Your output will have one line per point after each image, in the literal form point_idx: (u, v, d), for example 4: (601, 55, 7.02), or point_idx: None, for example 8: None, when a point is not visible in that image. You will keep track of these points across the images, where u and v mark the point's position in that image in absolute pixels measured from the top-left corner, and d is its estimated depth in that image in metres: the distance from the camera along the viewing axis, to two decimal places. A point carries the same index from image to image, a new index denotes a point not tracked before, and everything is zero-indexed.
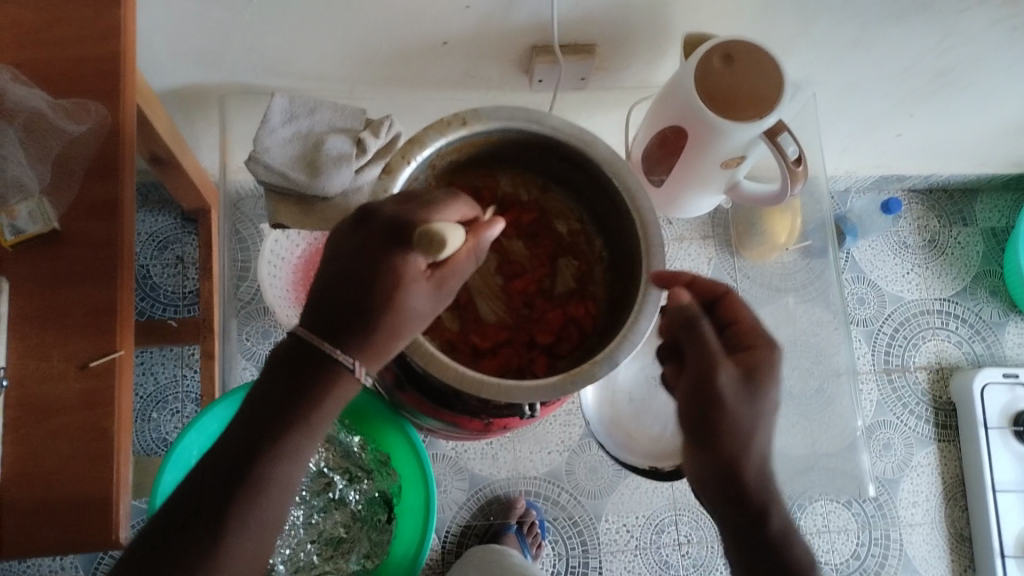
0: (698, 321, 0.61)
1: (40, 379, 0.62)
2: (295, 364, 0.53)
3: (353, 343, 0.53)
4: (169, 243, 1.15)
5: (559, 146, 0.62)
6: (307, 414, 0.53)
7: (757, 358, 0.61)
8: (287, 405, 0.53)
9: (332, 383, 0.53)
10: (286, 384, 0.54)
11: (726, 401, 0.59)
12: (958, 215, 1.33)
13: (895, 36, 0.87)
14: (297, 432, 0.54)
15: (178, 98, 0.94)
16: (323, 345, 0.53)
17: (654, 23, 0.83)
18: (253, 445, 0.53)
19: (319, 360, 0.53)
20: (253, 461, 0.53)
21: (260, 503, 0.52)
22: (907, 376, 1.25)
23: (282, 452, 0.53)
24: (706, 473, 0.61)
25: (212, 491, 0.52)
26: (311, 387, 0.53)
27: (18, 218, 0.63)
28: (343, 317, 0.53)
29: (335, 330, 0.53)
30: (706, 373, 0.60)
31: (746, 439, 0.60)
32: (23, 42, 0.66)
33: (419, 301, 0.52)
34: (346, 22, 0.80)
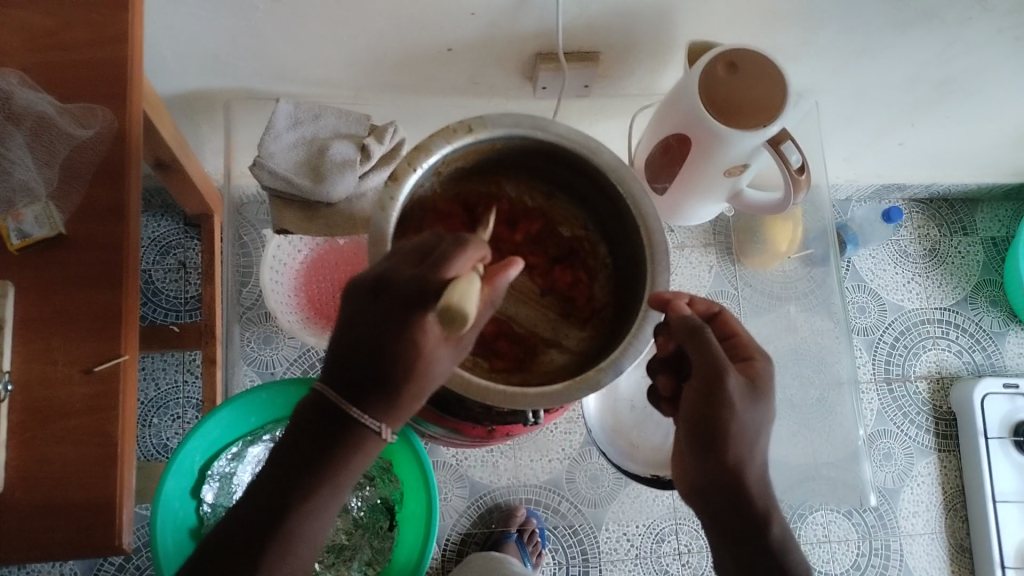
0: (704, 330, 0.58)
1: (45, 382, 0.62)
2: (320, 425, 0.52)
3: (378, 408, 0.51)
4: (171, 248, 1.15)
5: (563, 152, 0.62)
6: (334, 475, 0.53)
7: (756, 368, 0.61)
8: (313, 464, 0.53)
9: (360, 445, 0.52)
10: (312, 442, 0.53)
11: (733, 406, 0.58)
12: (958, 224, 1.33)
13: (898, 45, 0.88)
14: (325, 490, 0.53)
15: (184, 103, 0.94)
16: (348, 409, 0.51)
17: (659, 31, 0.83)
18: (284, 505, 0.53)
19: (345, 424, 0.52)
20: (282, 519, 0.53)
21: (290, 556, 0.54)
22: (908, 386, 1.25)
23: (310, 509, 0.53)
24: (705, 481, 0.61)
25: (243, 546, 0.53)
26: (338, 447, 0.52)
27: (24, 222, 0.64)
28: (365, 384, 0.51)
29: (358, 392, 0.51)
30: (715, 378, 0.58)
31: (751, 444, 0.60)
32: (31, 46, 0.67)
33: (442, 362, 0.50)
34: (353, 30, 0.80)
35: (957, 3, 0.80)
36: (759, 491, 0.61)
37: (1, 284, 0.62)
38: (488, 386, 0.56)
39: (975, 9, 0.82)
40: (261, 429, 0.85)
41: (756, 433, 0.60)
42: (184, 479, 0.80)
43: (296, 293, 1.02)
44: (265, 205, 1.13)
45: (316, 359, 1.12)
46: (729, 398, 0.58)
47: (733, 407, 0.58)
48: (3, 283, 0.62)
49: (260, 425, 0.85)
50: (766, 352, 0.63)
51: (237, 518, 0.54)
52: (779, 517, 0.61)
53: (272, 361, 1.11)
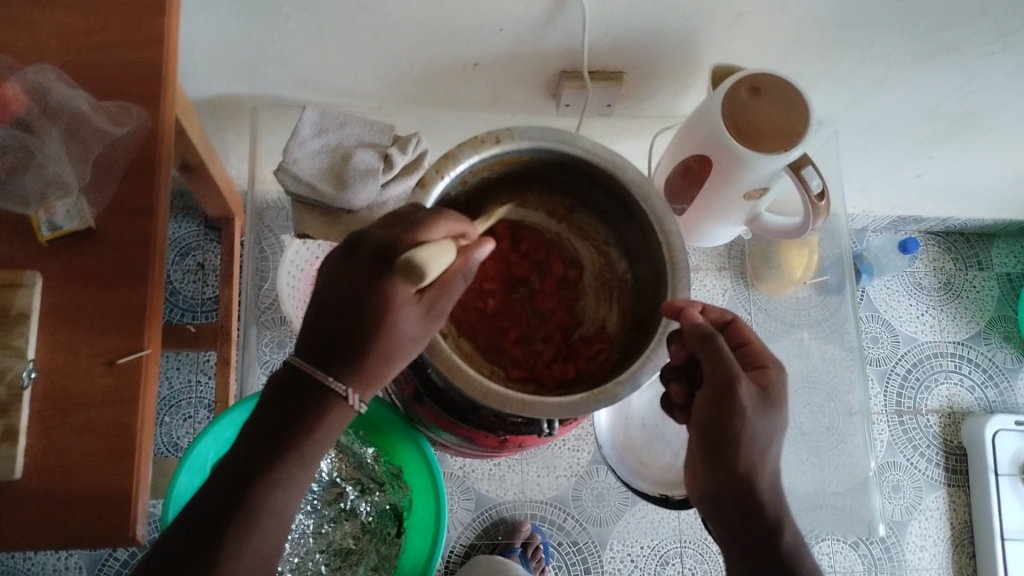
0: (716, 338, 0.57)
1: (68, 373, 0.63)
2: (293, 393, 0.55)
3: (346, 372, 0.54)
4: (191, 250, 1.16)
5: (588, 167, 0.63)
6: (302, 442, 0.55)
7: (769, 376, 0.61)
8: (283, 434, 0.55)
9: (329, 411, 0.55)
10: (283, 412, 0.55)
11: (745, 415, 0.58)
12: (973, 259, 1.33)
13: (920, 78, 0.89)
14: (293, 460, 0.55)
15: (212, 108, 0.96)
16: (319, 375, 0.54)
17: (683, 54, 0.84)
18: (248, 475, 0.54)
19: (317, 392, 0.55)
20: (249, 487, 0.54)
21: (254, 531, 0.53)
22: (919, 419, 1.24)
23: (277, 480, 0.54)
24: (717, 489, 0.61)
25: (208, 520, 0.53)
26: (308, 415, 0.55)
27: (56, 215, 0.65)
28: (337, 348, 0.54)
29: (334, 360, 0.54)
30: (728, 387, 0.58)
31: (763, 451, 0.59)
32: (69, 45, 0.68)
33: (410, 325, 0.53)
34: (383, 43, 0.82)
35: (980, 37, 0.81)
36: (772, 499, 0.60)
37: (30, 274, 0.63)
38: (506, 393, 0.56)
39: (998, 44, 0.83)
40: None
41: (768, 442, 0.59)
42: (197, 475, 0.81)
43: None
44: (286, 211, 1.14)
45: None
46: (742, 406, 0.58)
47: (746, 415, 0.58)
48: (32, 273, 0.64)
49: None
50: (780, 360, 0.63)
51: (203, 495, 0.55)
52: (790, 522, 0.61)
53: None
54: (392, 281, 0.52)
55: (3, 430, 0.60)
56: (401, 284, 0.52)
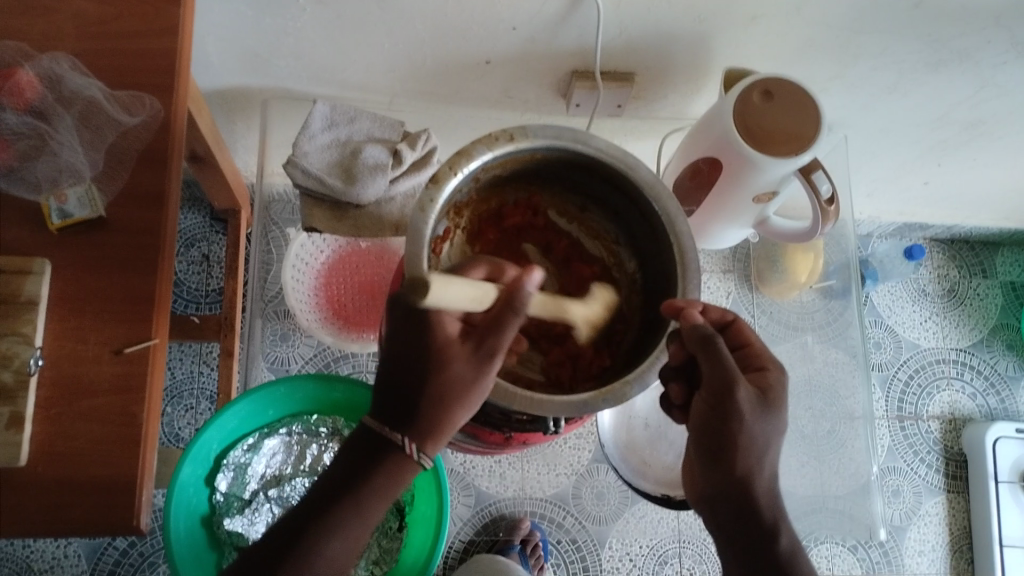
0: (716, 340, 0.56)
1: (76, 360, 0.63)
2: (360, 446, 0.59)
3: (405, 424, 0.57)
4: (197, 242, 1.16)
5: (601, 166, 0.63)
6: (364, 493, 0.58)
7: (769, 378, 0.61)
8: (348, 485, 0.58)
9: (389, 463, 0.58)
10: (350, 463, 0.58)
11: (742, 419, 0.57)
12: (978, 267, 1.34)
13: (931, 85, 0.89)
14: (354, 511, 0.58)
15: (222, 99, 0.96)
16: (381, 428, 0.57)
17: (696, 55, 0.84)
18: (310, 520, 0.58)
19: (380, 446, 0.58)
20: (309, 531, 0.57)
21: (308, 574, 0.57)
22: (919, 425, 1.24)
23: (336, 526, 0.57)
24: (714, 490, 0.61)
25: (271, 559, 0.57)
26: (372, 467, 0.58)
27: (67, 203, 0.65)
28: (395, 401, 0.57)
29: (394, 415, 0.57)
30: (726, 392, 0.57)
31: (761, 456, 0.59)
32: (83, 33, 0.68)
33: (460, 368, 0.55)
34: (396, 38, 0.82)
35: (992, 46, 0.81)
36: (769, 503, 0.61)
37: (39, 261, 0.63)
38: (515, 391, 0.56)
39: (1010, 53, 0.83)
40: (278, 422, 0.86)
41: (766, 444, 0.59)
42: (200, 466, 0.81)
43: (317, 293, 1.04)
44: (292, 205, 1.15)
45: (332, 358, 1.12)
46: (739, 410, 0.57)
47: (744, 419, 0.57)
48: (42, 260, 0.63)
49: (277, 418, 0.86)
50: (779, 361, 0.63)
51: (274, 533, 0.59)
52: (786, 526, 0.61)
53: (288, 359, 1.11)
54: (434, 324, 0.55)
55: (9, 417, 0.60)
56: (444, 328, 0.55)
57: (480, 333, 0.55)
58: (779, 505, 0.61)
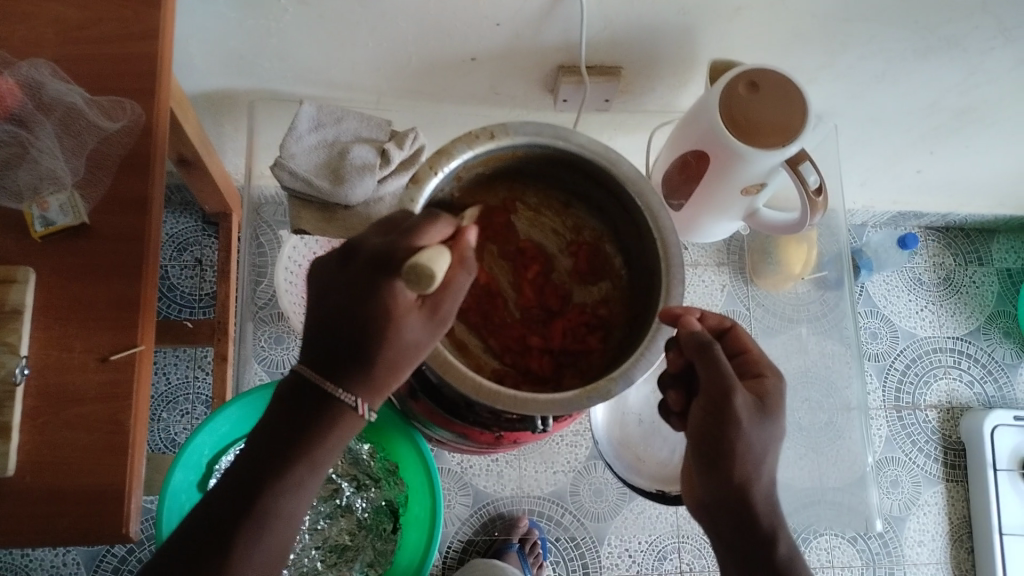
0: (712, 346, 0.58)
1: (61, 369, 0.63)
2: (300, 399, 0.54)
3: (354, 381, 0.52)
4: (188, 245, 1.16)
5: (583, 162, 0.63)
6: (312, 451, 0.54)
7: (767, 385, 0.61)
8: (290, 441, 0.54)
9: (336, 420, 0.53)
10: (292, 419, 0.54)
11: (740, 425, 0.58)
12: (973, 255, 1.33)
13: (919, 73, 0.88)
14: (300, 468, 0.54)
15: (209, 102, 0.96)
16: (324, 385, 0.53)
17: (681, 48, 0.84)
18: (258, 481, 0.54)
19: (322, 401, 0.53)
20: (257, 493, 0.54)
21: (265, 534, 0.54)
22: (917, 415, 1.24)
23: (286, 487, 0.54)
24: (713, 498, 0.61)
25: (219, 522, 0.54)
26: (315, 422, 0.53)
27: (48, 210, 0.64)
28: (336, 359, 0.52)
29: (337, 372, 0.52)
30: (723, 398, 0.57)
31: (758, 464, 0.59)
32: (63, 38, 0.68)
33: (413, 331, 0.51)
34: (380, 37, 0.81)
35: (979, 32, 0.81)
36: (766, 509, 0.61)
37: (23, 270, 0.63)
38: (500, 390, 0.56)
39: (997, 39, 0.82)
40: None
41: (763, 453, 0.59)
42: (191, 472, 0.80)
43: None
44: (283, 207, 1.14)
45: None
46: (737, 416, 0.57)
47: (741, 426, 0.58)
48: (26, 269, 0.63)
49: None
50: (777, 368, 0.63)
51: (216, 492, 0.55)
52: (785, 534, 0.61)
53: (283, 361, 1.10)
54: (389, 284, 0.50)
55: None
56: (401, 289, 0.50)
57: (437, 296, 0.51)
58: (777, 514, 0.61)
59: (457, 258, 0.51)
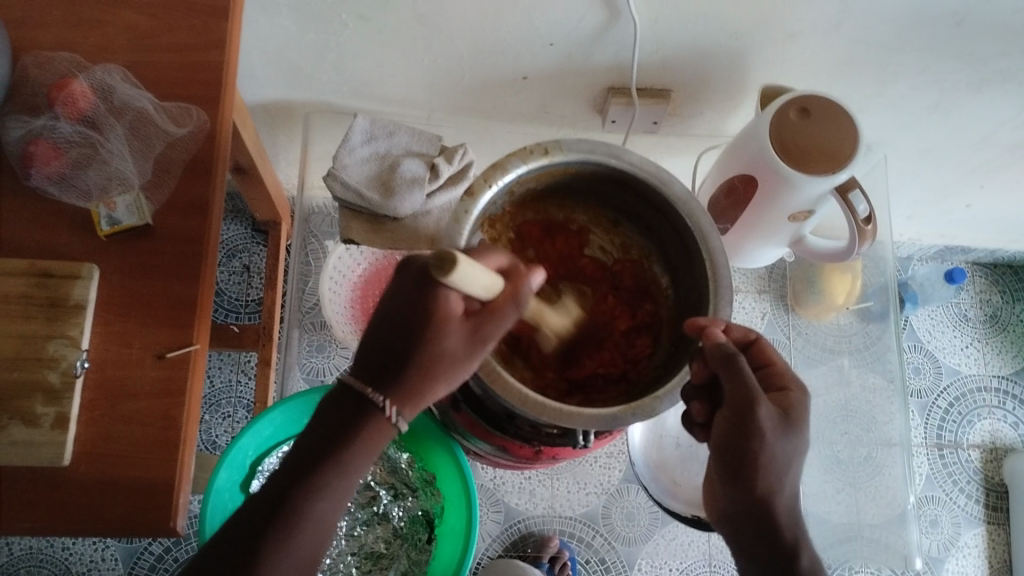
0: (737, 358, 0.56)
1: (119, 365, 0.65)
2: (338, 406, 0.56)
3: (391, 388, 0.54)
4: (238, 252, 1.18)
5: (635, 182, 0.64)
6: (345, 455, 0.55)
7: (791, 399, 0.60)
8: (326, 446, 0.55)
9: (371, 425, 0.55)
10: (329, 423, 0.55)
11: (764, 437, 0.57)
12: (1022, 293, 1.31)
13: (974, 106, 0.88)
14: (335, 473, 0.55)
15: (266, 112, 0.99)
16: (362, 389, 0.54)
17: (733, 72, 0.84)
18: (293, 483, 0.54)
19: (358, 407, 0.55)
20: (290, 496, 0.54)
21: (295, 537, 0.54)
22: (959, 453, 1.21)
23: (318, 490, 0.54)
24: (733, 508, 0.61)
25: (249, 529, 0.54)
26: (351, 427, 0.55)
27: (116, 210, 0.67)
28: (378, 367, 0.54)
29: (376, 379, 0.54)
30: (747, 409, 0.57)
31: (781, 475, 0.59)
32: (135, 45, 0.71)
33: (453, 341, 0.53)
34: (436, 53, 0.83)
35: None
36: (789, 521, 0.61)
37: (88, 266, 0.65)
38: (545, 403, 0.56)
39: None
40: None
41: (786, 464, 0.59)
42: (235, 473, 0.82)
43: (353, 305, 1.05)
44: (331, 216, 1.17)
45: None
46: (759, 428, 0.57)
47: (765, 438, 0.57)
48: (89, 265, 0.65)
49: None
50: (802, 384, 0.62)
51: (250, 501, 0.55)
52: (808, 549, 0.61)
53: (324, 369, 1.11)
54: (437, 293, 0.52)
55: (54, 418, 0.62)
56: (447, 300, 0.52)
57: (481, 316, 0.54)
58: (800, 528, 0.61)
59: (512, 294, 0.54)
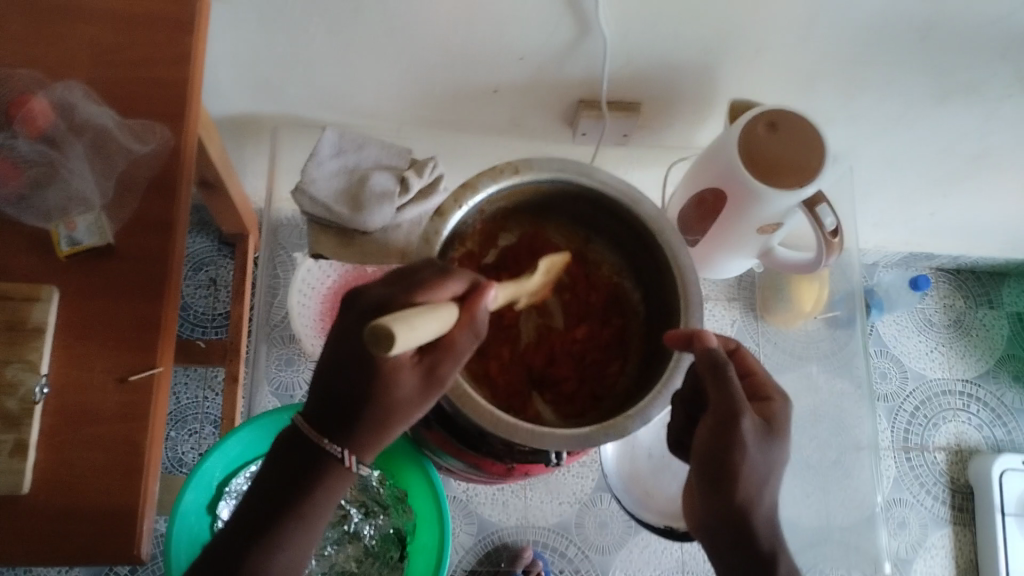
0: (725, 366, 0.57)
1: (81, 388, 0.63)
2: (293, 451, 0.57)
3: (342, 435, 0.55)
4: (204, 265, 1.17)
5: (606, 200, 0.64)
6: (304, 503, 0.56)
7: (774, 408, 0.62)
8: (285, 500, 0.56)
9: (329, 472, 0.56)
10: (284, 474, 0.56)
11: (746, 448, 0.57)
12: (984, 297, 1.33)
13: (936, 117, 0.89)
14: (295, 517, 0.56)
15: (232, 124, 0.97)
16: (319, 439, 0.56)
17: (702, 86, 0.85)
18: (255, 532, 0.56)
19: (314, 453, 0.56)
20: (253, 546, 0.55)
21: None
22: (926, 456, 1.23)
23: (280, 540, 0.56)
24: (713, 519, 0.60)
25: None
26: (308, 478, 0.56)
27: (75, 231, 0.65)
28: (335, 415, 0.55)
29: (332, 426, 0.55)
30: (730, 419, 0.57)
31: (760, 485, 0.59)
32: (96, 61, 0.69)
33: (407, 386, 0.53)
34: (406, 67, 0.83)
35: (998, 79, 0.82)
36: (766, 530, 0.60)
37: (47, 288, 0.63)
38: (516, 423, 0.56)
39: (1015, 87, 0.83)
40: None
41: (767, 475, 0.59)
42: (202, 494, 0.80)
43: (323, 318, 1.03)
44: (300, 229, 1.13)
45: None
46: (742, 439, 0.57)
47: (746, 448, 0.57)
48: (50, 287, 0.64)
49: None
50: (784, 393, 0.64)
51: (213, 550, 0.57)
52: (786, 557, 0.60)
53: (293, 384, 1.08)
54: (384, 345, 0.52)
55: (14, 444, 0.60)
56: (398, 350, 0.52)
57: (436, 357, 0.53)
58: (777, 536, 0.61)
59: (469, 322, 0.52)
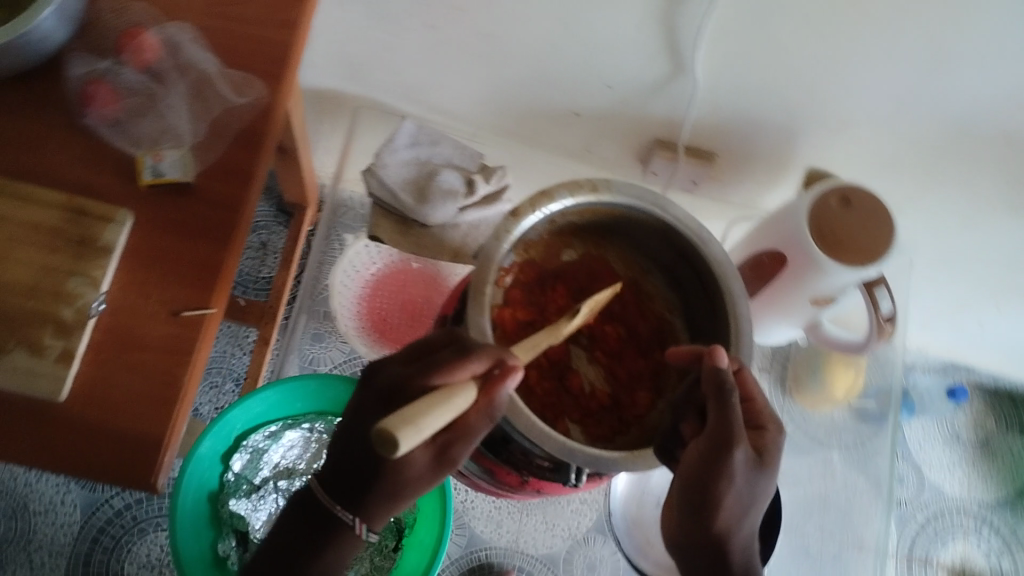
0: (731, 391, 0.55)
1: (135, 312, 0.65)
2: (310, 513, 0.56)
3: (351, 505, 0.54)
4: (257, 228, 1.19)
5: (674, 234, 0.64)
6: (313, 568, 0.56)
7: (767, 439, 0.57)
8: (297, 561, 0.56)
9: (339, 539, 0.55)
10: (298, 534, 0.56)
11: (734, 479, 0.53)
12: (1017, 423, 1.31)
13: (1006, 226, 0.89)
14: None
15: (317, 98, 1.00)
16: (330, 504, 0.55)
17: (781, 147, 0.85)
18: None
19: (329, 520, 0.55)
20: None
21: None
22: (927, 570, 1.21)
23: None
24: (688, 540, 0.57)
25: None
26: (320, 543, 0.55)
27: (162, 162, 0.68)
28: (344, 486, 0.54)
29: (340, 494, 0.54)
30: (724, 448, 0.53)
31: (741, 516, 0.55)
32: (211, 9, 0.72)
33: (419, 463, 0.52)
34: (495, 74, 0.85)
35: None
36: (741, 559, 0.57)
37: (123, 212, 0.66)
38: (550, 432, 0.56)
39: None
40: (303, 416, 0.87)
41: (750, 506, 0.55)
42: (219, 443, 0.81)
43: (361, 301, 1.05)
44: (359, 214, 1.11)
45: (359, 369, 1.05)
46: (732, 470, 0.53)
47: (734, 480, 0.53)
48: (124, 212, 0.66)
49: (303, 412, 0.87)
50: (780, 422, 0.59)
51: None
52: None
53: (317, 359, 1.04)
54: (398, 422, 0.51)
55: (60, 351, 0.62)
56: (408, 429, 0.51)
57: (448, 437, 0.52)
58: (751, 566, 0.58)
59: (485, 407, 0.51)
